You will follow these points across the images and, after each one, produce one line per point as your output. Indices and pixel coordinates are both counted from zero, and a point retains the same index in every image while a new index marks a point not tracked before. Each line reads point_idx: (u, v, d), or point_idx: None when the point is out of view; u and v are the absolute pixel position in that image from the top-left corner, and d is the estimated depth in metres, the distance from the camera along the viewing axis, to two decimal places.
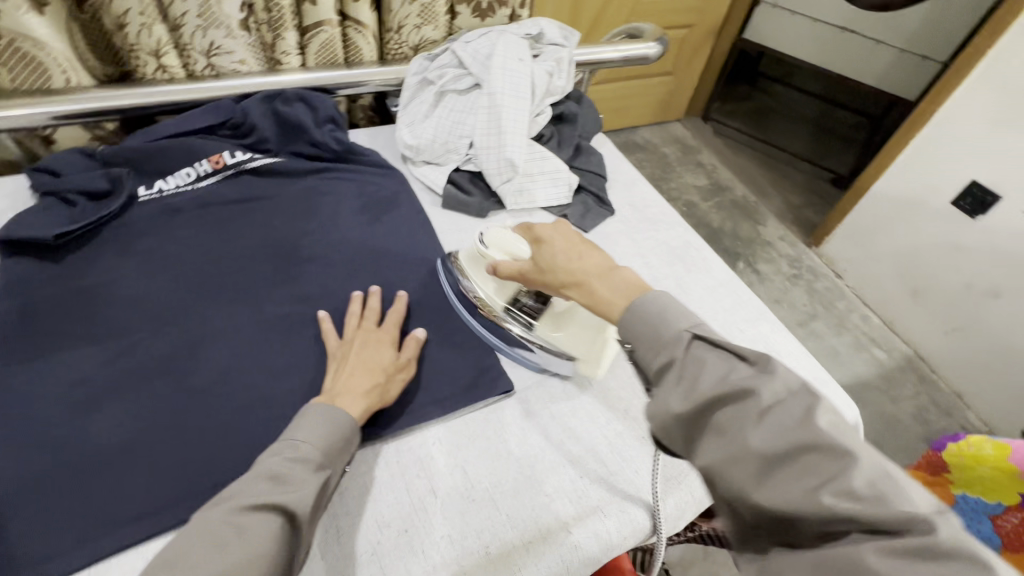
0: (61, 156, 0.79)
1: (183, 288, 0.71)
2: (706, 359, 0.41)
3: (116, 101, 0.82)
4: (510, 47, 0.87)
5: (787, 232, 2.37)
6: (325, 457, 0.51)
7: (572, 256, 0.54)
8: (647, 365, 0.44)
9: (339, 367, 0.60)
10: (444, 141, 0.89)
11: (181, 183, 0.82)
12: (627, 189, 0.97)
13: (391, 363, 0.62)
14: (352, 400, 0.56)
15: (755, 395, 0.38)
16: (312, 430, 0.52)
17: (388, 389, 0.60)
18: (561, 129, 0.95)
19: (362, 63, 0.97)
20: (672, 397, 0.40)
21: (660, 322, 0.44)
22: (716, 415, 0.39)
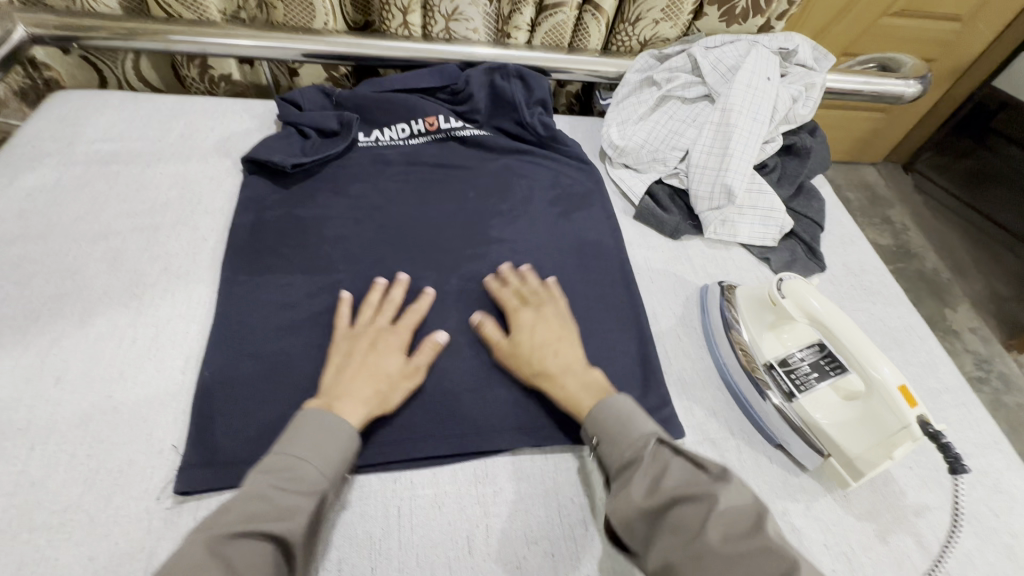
0: (304, 91, 0.86)
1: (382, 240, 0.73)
2: (670, 461, 0.47)
3: (359, 50, 0.87)
4: (760, 63, 0.77)
5: (981, 324, 1.98)
6: (322, 475, 0.47)
7: (548, 344, 0.61)
8: (610, 461, 0.50)
9: (344, 368, 0.56)
10: (654, 148, 0.83)
11: (396, 138, 0.85)
12: (843, 245, 0.84)
13: (395, 369, 0.58)
14: (355, 407, 0.53)
15: (715, 498, 0.43)
16: (309, 443, 0.48)
17: (390, 397, 0.56)
18: (784, 162, 0.84)
19: (585, 50, 0.93)
20: (634, 492, 0.46)
21: (627, 426, 0.51)
22: (677, 511, 0.43)
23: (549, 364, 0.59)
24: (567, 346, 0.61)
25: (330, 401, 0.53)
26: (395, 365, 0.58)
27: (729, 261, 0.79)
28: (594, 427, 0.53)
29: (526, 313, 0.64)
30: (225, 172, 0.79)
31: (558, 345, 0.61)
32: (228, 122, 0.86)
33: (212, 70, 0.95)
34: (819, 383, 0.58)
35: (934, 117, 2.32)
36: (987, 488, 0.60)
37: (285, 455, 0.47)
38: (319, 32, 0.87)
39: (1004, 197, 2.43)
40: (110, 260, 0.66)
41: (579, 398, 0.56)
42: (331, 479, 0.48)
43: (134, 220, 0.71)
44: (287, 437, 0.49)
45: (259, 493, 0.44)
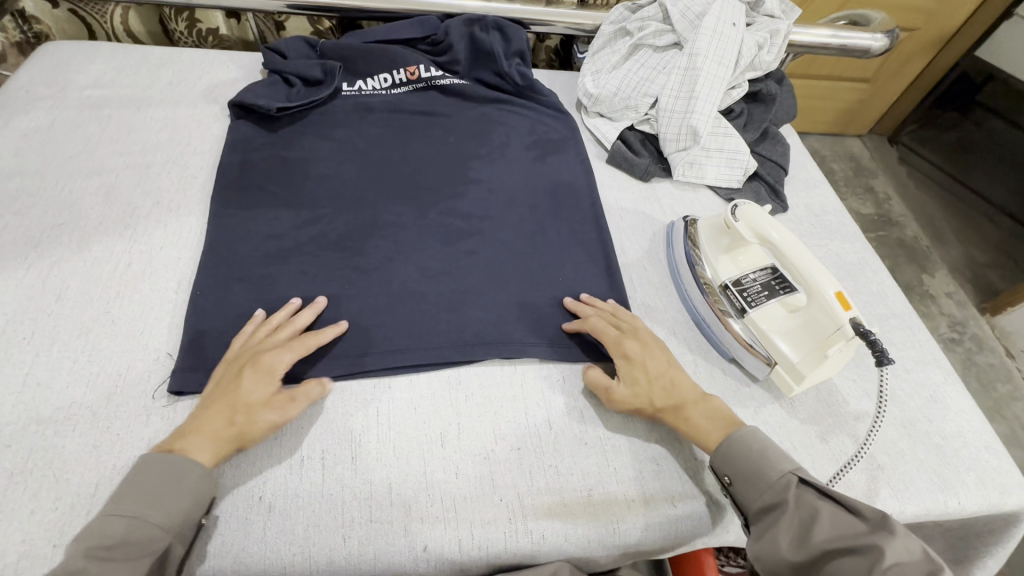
0: (289, 41, 0.88)
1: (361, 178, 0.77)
2: (819, 507, 0.48)
3: (342, 1, 0.90)
4: (726, 9, 0.80)
5: (957, 289, 2.04)
6: (158, 528, 0.44)
7: (662, 376, 0.58)
8: (749, 504, 0.51)
9: (208, 398, 0.52)
10: (627, 95, 0.86)
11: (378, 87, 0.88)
12: (806, 189, 0.88)
13: (260, 397, 0.52)
14: (200, 445, 0.48)
15: (879, 554, 0.43)
16: (142, 495, 0.45)
17: (246, 430, 0.50)
18: (751, 108, 0.87)
19: (562, 3, 0.96)
20: (781, 539, 0.48)
21: (762, 468, 0.51)
22: (833, 565, 0.45)
23: (673, 396, 0.56)
24: (684, 378, 0.58)
25: (181, 441, 0.49)
26: (262, 391, 0.52)
27: (696, 201, 0.84)
28: (728, 466, 0.52)
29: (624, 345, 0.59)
30: (212, 117, 0.82)
31: (674, 376, 0.58)
32: (216, 71, 0.89)
33: (199, 23, 0.98)
34: (769, 300, 0.62)
35: (918, 87, 2.35)
36: (924, 398, 0.65)
37: (118, 515, 0.44)
38: None
39: (986, 167, 2.47)
40: (104, 194, 0.70)
41: (709, 430, 0.55)
42: (176, 529, 0.45)
43: (126, 158, 0.74)
44: (124, 494, 0.45)
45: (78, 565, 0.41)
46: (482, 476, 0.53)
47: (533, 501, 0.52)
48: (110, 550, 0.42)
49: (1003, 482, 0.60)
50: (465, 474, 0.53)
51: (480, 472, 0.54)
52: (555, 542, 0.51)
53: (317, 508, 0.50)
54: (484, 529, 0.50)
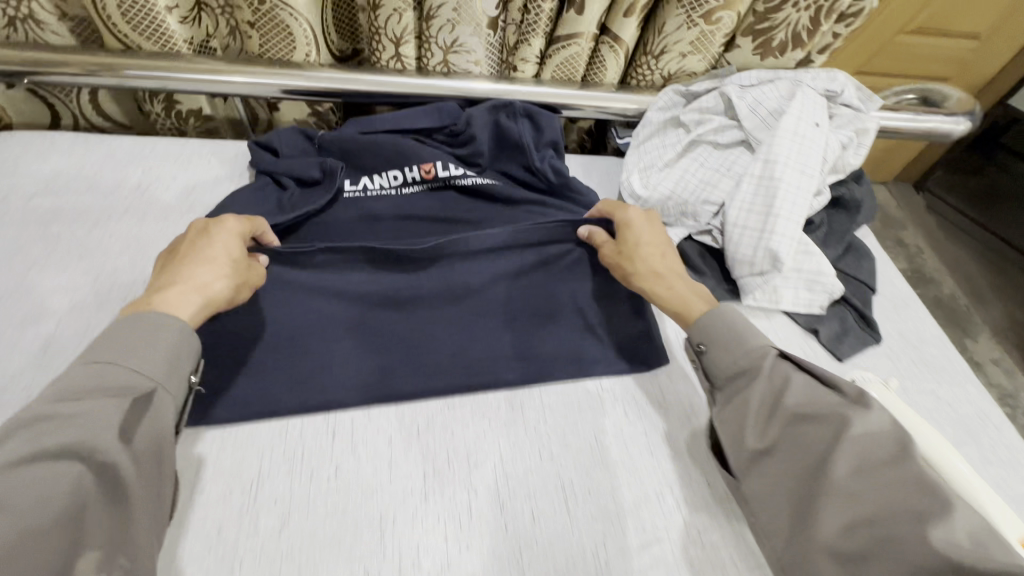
0: (281, 132, 0.74)
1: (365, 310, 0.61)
2: (791, 378, 0.50)
3: (345, 85, 0.77)
4: (807, 107, 0.67)
5: (1003, 355, 1.90)
6: (140, 372, 0.43)
7: (656, 251, 0.62)
8: (721, 367, 0.54)
9: (170, 265, 0.52)
10: (684, 200, 0.72)
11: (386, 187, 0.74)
12: (898, 311, 0.74)
13: (233, 254, 0.53)
14: (178, 300, 0.48)
15: (844, 421, 0.45)
16: (120, 344, 0.43)
17: (241, 289, 0.53)
18: (831, 216, 0.73)
19: (601, 85, 0.82)
20: (748, 407, 0.50)
21: (742, 336, 0.53)
22: (802, 428, 0.47)
23: (658, 265, 0.61)
24: (660, 232, 0.64)
25: (148, 301, 0.48)
26: (239, 253, 0.53)
27: (772, 332, 0.69)
28: (703, 334, 0.55)
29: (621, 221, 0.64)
30: (186, 232, 0.68)
31: (664, 249, 0.63)
32: (195, 168, 0.75)
33: (179, 104, 0.84)
34: None
35: None
36: None
37: (87, 365, 0.42)
38: (301, 65, 0.77)
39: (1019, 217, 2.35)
40: (40, 350, 0.55)
41: (692, 302, 0.59)
42: (162, 376, 0.44)
43: (74, 296, 0.59)
44: (99, 348, 0.43)
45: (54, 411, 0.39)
46: None
47: None
48: (84, 395, 0.41)
49: None
50: None
51: None
52: None
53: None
54: None
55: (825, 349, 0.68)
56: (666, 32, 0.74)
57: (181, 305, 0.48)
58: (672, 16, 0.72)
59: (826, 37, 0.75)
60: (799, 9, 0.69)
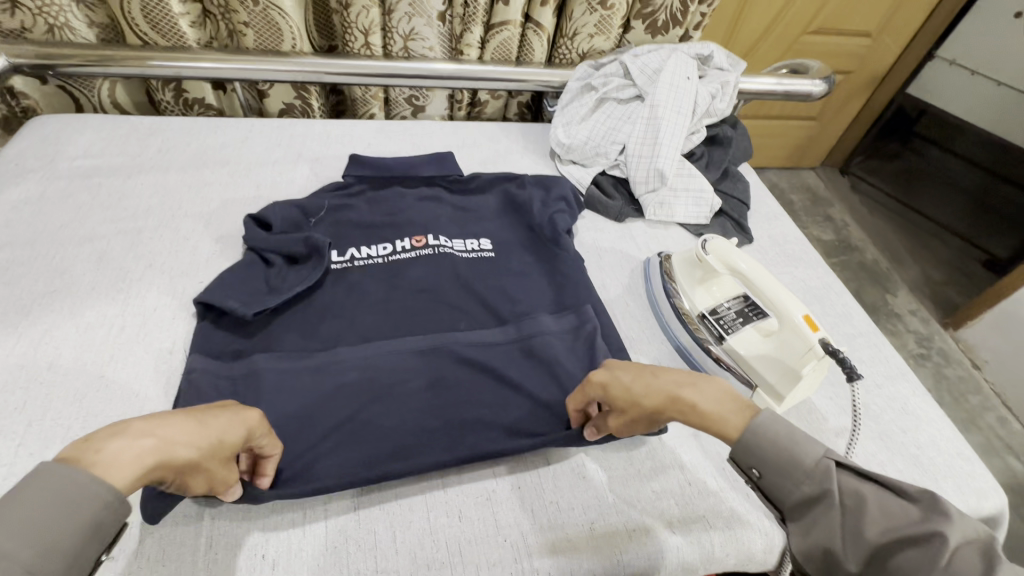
0: (278, 209, 0.76)
1: (351, 282, 0.73)
2: (862, 494, 0.42)
3: (325, 69, 0.96)
4: (680, 66, 0.89)
5: (920, 307, 2.15)
6: (50, 537, 0.34)
7: (647, 381, 0.53)
8: (786, 496, 0.45)
9: (140, 425, 0.41)
10: (597, 144, 0.93)
11: (374, 251, 0.77)
12: (769, 221, 0.95)
13: (221, 441, 0.45)
14: (128, 469, 0.38)
15: (939, 537, 0.38)
16: (41, 516, 0.34)
17: (201, 472, 0.44)
18: (711, 151, 0.95)
19: (531, 63, 1.03)
20: (833, 540, 0.42)
21: (793, 455, 0.45)
22: (896, 557, 0.39)
23: (658, 391, 0.52)
24: (629, 363, 0.56)
25: (96, 443, 0.38)
26: (234, 431, 0.47)
27: (669, 237, 0.89)
28: (752, 458, 0.46)
29: (598, 378, 0.56)
30: (201, 182, 0.85)
31: (651, 371, 0.54)
32: (207, 138, 0.93)
33: (187, 93, 1.02)
34: (743, 326, 0.67)
35: (860, 123, 2.54)
36: (896, 410, 0.69)
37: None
38: (288, 54, 0.96)
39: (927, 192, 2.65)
40: (96, 260, 0.71)
41: (723, 415, 0.49)
42: (56, 569, 0.34)
43: (118, 225, 0.76)
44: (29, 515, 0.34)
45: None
46: (486, 519, 0.55)
47: (537, 539, 0.54)
48: None
49: (976, 486, 0.63)
50: (468, 516, 0.55)
51: (483, 514, 0.55)
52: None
53: (327, 557, 0.51)
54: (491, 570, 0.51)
55: None
56: (575, 18, 0.96)
57: (143, 447, 0.39)
58: (578, 5, 0.94)
59: (697, 17, 0.97)
60: None
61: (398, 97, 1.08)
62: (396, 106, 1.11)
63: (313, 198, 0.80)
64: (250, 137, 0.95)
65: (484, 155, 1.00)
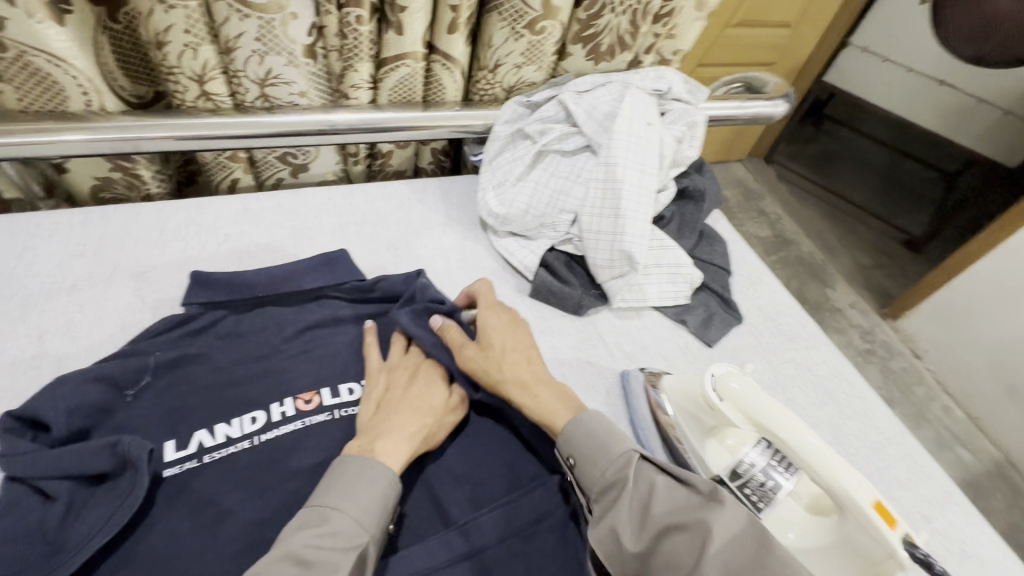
0: (56, 389, 0.47)
1: (200, 493, 0.47)
2: (655, 481, 0.44)
3: (146, 135, 0.67)
4: (638, 106, 0.69)
5: (859, 298, 2.13)
6: (361, 527, 0.43)
7: (509, 353, 0.56)
8: (590, 481, 0.47)
9: (388, 402, 0.53)
10: (540, 213, 0.71)
11: (236, 428, 0.51)
12: (754, 288, 0.78)
13: (440, 404, 0.54)
14: (396, 449, 0.48)
15: (704, 525, 0.39)
16: (346, 490, 0.44)
17: (432, 434, 0.52)
18: (681, 207, 0.76)
19: (443, 104, 0.79)
20: (622, 526, 0.42)
21: (604, 444, 0.47)
22: (667, 542, 0.40)
23: (522, 371, 0.55)
24: (519, 335, 0.58)
25: (369, 444, 0.48)
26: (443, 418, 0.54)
27: (645, 330, 0.69)
28: (569, 446, 0.49)
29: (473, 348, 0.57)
30: None
31: (527, 355, 0.57)
32: None
33: None
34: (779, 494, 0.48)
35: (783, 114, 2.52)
36: (957, 556, 0.55)
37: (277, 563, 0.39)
38: (82, 116, 0.65)
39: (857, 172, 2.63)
40: None
41: (555, 412, 0.52)
42: (370, 527, 0.43)
43: None
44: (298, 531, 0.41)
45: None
46: None
47: None
48: (322, 534, 0.41)
49: None
50: None
51: None
52: None
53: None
54: None
55: (695, 337, 0.70)
56: (495, 46, 0.73)
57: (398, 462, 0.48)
58: (497, 30, 0.71)
59: (648, 39, 0.78)
60: (617, 14, 0.72)
61: (267, 156, 0.80)
62: (266, 167, 0.82)
63: (134, 354, 0.53)
64: (33, 243, 0.64)
65: (393, 233, 0.75)
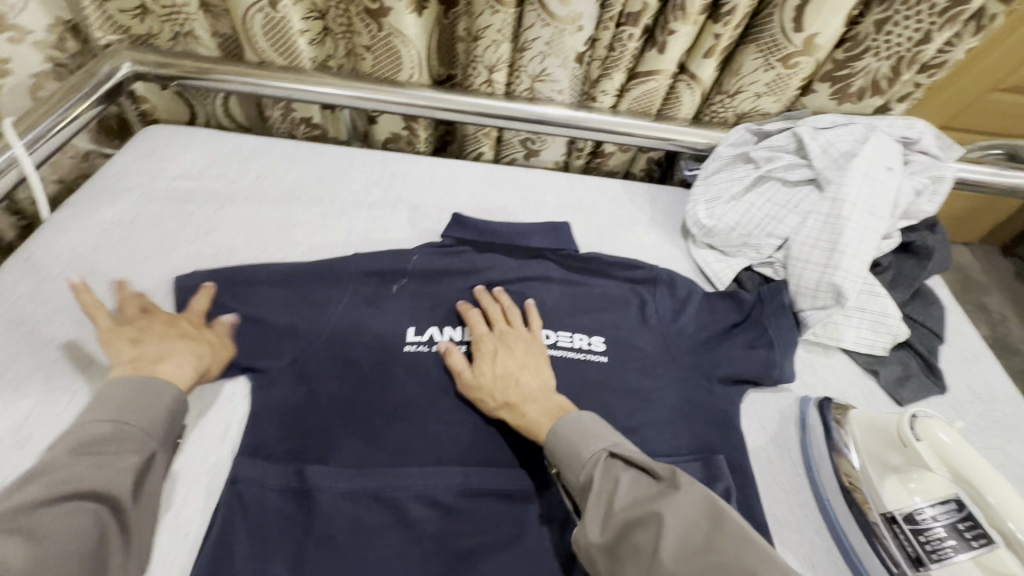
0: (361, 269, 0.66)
1: (432, 373, 0.61)
2: (620, 478, 0.48)
3: (441, 105, 0.86)
4: (881, 151, 0.69)
5: None
6: (145, 433, 0.49)
7: (511, 377, 0.59)
8: (570, 483, 0.50)
9: (423, 369, 0.60)
10: (747, 232, 0.75)
11: (460, 334, 0.65)
12: (969, 364, 0.72)
13: (184, 330, 0.59)
14: (116, 369, 0.54)
15: (659, 518, 0.43)
16: (122, 406, 0.49)
17: (201, 360, 0.58)
18: (899, 261, 0.73)
19: (675, 119, 0.87)
20: (591, 518, 0.46)
21: (578, 448, 0.51)
22: (632, 535, 0.44)
23: (512, 393, 0.58)
24: (516, 359, 0.61)
25: (103, 369, 0.54)
26: (438, 347, 0.61)
27: (830, 368, 0.69)
28: (555, 455, 0.52)
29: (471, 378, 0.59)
30: (290, 220, 0.77)
31: (520, 374, 0.59)
32: (307, 165, 0.86)
33: (296, 112, 0.97)
34: (958, 556, 0.48)
35: None
36: None
37: (101, 422, 0.48)
38: (404, 84, 0.87)
39: None
40: (171, 304, 0.65)
41: (541, 424, 0.55)
42: (155, 438, 0.50)
43: (198, 263, 0.70)
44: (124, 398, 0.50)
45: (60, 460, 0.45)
46: None
47: None
48: (94, 446, 0.46)
49: None
50: None
51: None
52: None
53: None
54: None
55: (884, 391, 0.68)
56: (742, 74, 0.78)
57: (195, 334, 0.59)
58: (749, 59, 0.76)
59: (907, 87, 0.76)
60: (881, 59, 0.72)
61: (513, 137, 0.96)
62: (507, 146, 0.99)
63: (406, 261, 0.70)
64: (349, 170, 0.87)
65: (602, 221, 0.85)
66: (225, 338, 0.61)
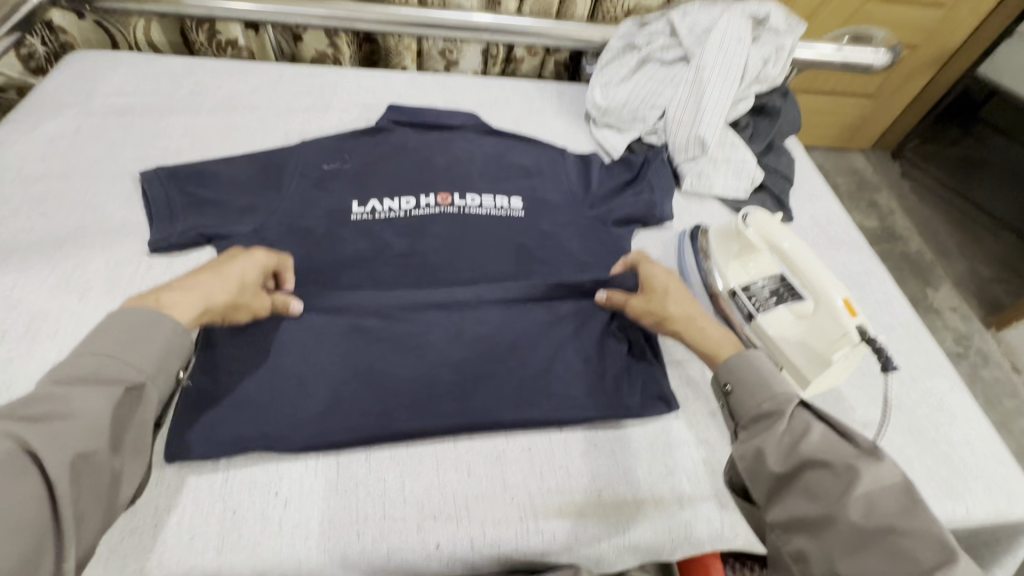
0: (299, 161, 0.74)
1: (372, 234, 0.70)
2: (812, 426, 0.47)
3: (355, 14, 0.92)
4: (733, 25, 0.83)
5: (963, 305, 1.92)
6: (136, 370, 0.45)
7: (691, 298, 0.62)
8: (744, 409, 0.51)
9: (188, 266, 0.55)
10: (635, 108, 0.89)
11: (396, 204, 0.73)
12: (813, 200, 0.89)
13: (251, 282, 0.57)
14: (185, 303, 0.50)
15: (856, 470, 0.44)
16: (121, 341, 0.45)
17: (240, 302, 0.55)
18: (757, 122, 0.90)
19: (573, 18, 0.98)
20: (768, 447, 0.47)
21: (769, 378, 0.51)
22: (811, 474, 0.45)
23: (689, 309, 0.61)
24: (686, 282, 0.65)
25: (155, 296, 0.50)
26: (243, 301, 0.56)
27: (705, 211, 0.85)
28: (733, 374, 0.53)
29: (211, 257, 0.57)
30: (229, 126, 0.84)
31: (694, 295, 0.63)
32: (238, 80, 0.92)
33: (218, 35, 1.00)
34: (777, 305, 0.64)
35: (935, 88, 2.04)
36: (931, 406, 0.66)
37: (85, 356, 0.44)
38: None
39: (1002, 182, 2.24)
40: (128, 197, 0.72)
41: (722, 344, 0.57)
42: (149, 372, 0.46)
43: (148, 164, 0.76)
44: (101, 336, 0.45)
45: (48, 393, 0.42)
46: (495, 478, 0.57)
47: (543, 502, 0.56)
48: (91, 377, 0.43)
49: (1006, 490, 0.60)
50: (478, 473, 0.57)
51: (493, 473, 0.57)
52: (565, 541, 0.54)
53: (318, 505, 0.53)
54: (497, 528, 0.54)
55: None
56: None
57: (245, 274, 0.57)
58: None
59: None
60: None
61: (432, 48, 1.05)
62: (428, 58, 1.07)
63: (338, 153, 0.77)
64: (279, 82, 0.93)
65: (516, 113, 0.96)
66: (183, 216, 0.69)
